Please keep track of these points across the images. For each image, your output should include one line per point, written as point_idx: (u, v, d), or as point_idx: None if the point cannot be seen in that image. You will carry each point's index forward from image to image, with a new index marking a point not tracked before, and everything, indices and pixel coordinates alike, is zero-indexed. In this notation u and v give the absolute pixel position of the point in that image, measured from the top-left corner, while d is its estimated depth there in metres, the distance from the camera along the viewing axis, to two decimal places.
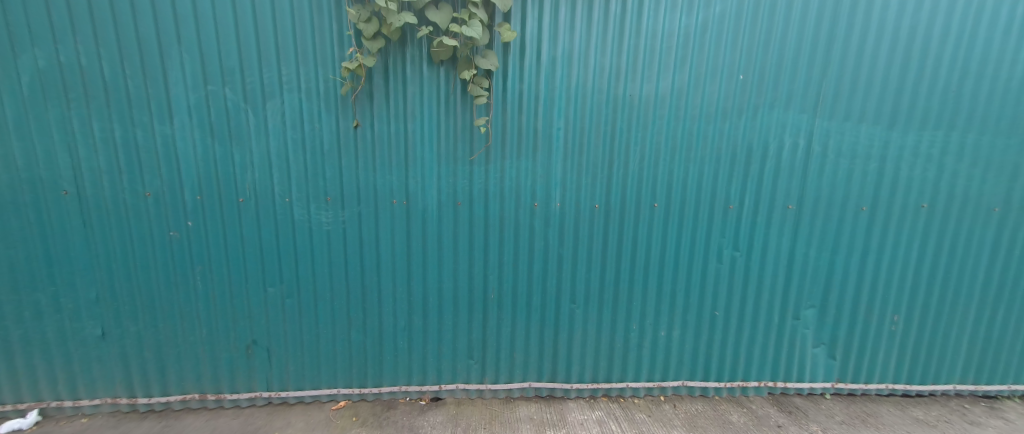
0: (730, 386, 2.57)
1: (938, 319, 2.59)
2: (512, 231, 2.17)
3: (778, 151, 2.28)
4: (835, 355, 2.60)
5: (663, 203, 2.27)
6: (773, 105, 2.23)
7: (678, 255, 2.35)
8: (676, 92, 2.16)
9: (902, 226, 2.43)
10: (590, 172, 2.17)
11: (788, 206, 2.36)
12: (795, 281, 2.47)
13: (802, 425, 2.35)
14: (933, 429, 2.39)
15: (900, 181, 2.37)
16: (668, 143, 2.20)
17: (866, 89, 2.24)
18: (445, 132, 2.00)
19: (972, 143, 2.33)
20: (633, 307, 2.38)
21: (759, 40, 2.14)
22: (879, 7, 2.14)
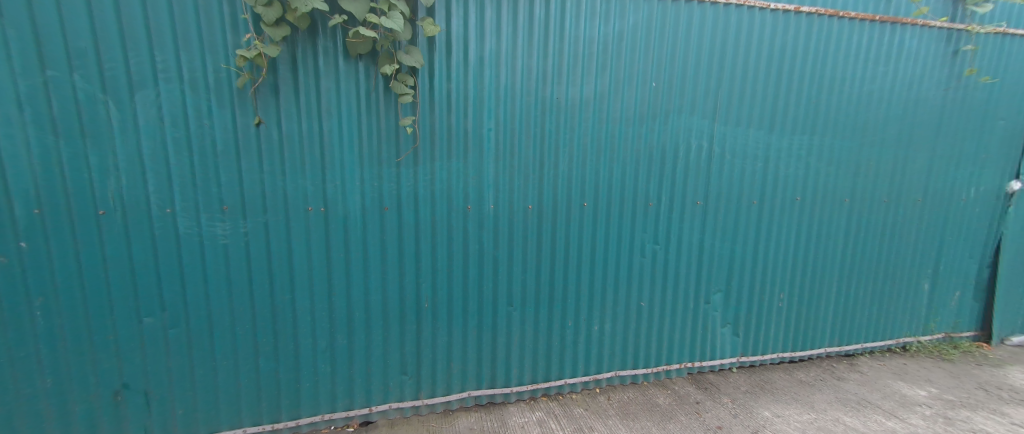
0: (656, 371, 2.74)
1: (812, 294, 3.04)
2: (443, 235, 2.08)
3: (687, 152, 2.50)
4: (739, 333, 2.92)
5: (592, 202, 2.35)
6: (681, 110, 2.43)
7: (607, 251, 2.45)
8: (598, 96, 2.25)
9: (784, 215, 2.82)
10: (522, 173, 2.17)
11: (696, 201, 2.60)
12: (705, 268, 2.73)
13: (715, 398, 2.58)
14: (814, 387, 2.79)
15: (781, 177, 2.74)
16: (593, 144, 2.29)
17: (754, 98, 2.57)
18: (366, 131, 1.85)
19: (828, 145, 2.80)
20: (567, 304, 2.43)
21: (666, 51, 2.34)
22: (757, 28, 2.48)
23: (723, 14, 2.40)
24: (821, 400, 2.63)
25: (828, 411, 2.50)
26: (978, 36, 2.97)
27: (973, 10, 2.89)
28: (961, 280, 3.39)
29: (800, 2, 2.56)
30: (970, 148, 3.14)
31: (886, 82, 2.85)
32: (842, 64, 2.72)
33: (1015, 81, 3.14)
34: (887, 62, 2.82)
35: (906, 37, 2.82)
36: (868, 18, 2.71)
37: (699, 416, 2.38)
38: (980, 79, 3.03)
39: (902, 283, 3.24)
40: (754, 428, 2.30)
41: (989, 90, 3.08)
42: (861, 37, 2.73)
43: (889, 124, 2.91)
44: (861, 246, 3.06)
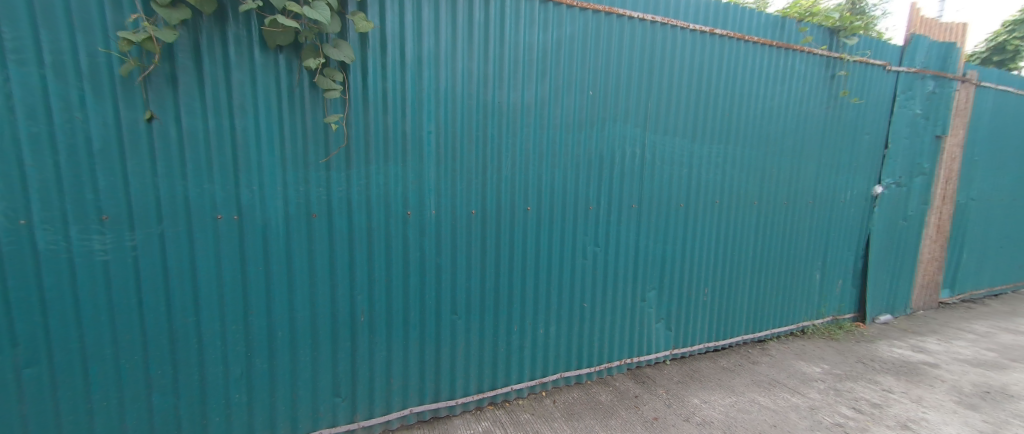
0: (598, 369, 2.82)
1: (731, 288, 3.34)
2: (380, 244, 1.95)
3: (622, 158, 2.62)
4: (671, 327, 3.10)
5: (534, 206, 2.35)
6: (616, 118, 2.54)
7: (550, 254, 2.47)
8: (539, 101, 2.27)
9: (706, 217, 3.07)
10: (464, 178, 2.11)
11: (632, 204, 2.73)
12: (641, 267, 2.87)
13: (652, 391, 2.72)
14: (734, 372, 3.05)
15: (703, 182, 2.99)
16: (535, 149, 2.30)
17: (678, 109, 2.77)
18: (289, 131, 1.67)
19: (739, 154, 3.11)
20: (512, 309, 2.40)
21: (600, 62, 2.44)
22: (679, 46, 2.70)
23: (650, 30, 2.57)
24: (740, 383, 2.88)
25: (746, 393, 2.75)
26: (850, 64, 3.51)
27: (847, 40, 3.40)
28: (845, 270, 3.95)
29: (714, 25, 2.83)
30: (847, 158, 3.68)
31: (784, 99, 3.24)
32: (750, 82, 3.05)
33: (877, 102, 3.74)
34: (784, 82, 3.21)
35: (798, 61, 3.24)
36: (768, 43, 3.07)
37: (637, 410, 2.48)
38: (852, 99, 3.56)
39: (800, 276, 3.69)
40: (685, 415, 2.45)
41: (859, 109, 3.64)
42: (763, 59, 3.08)
43: (787, 136, 3.31)
44: (769, 244, 3.44)
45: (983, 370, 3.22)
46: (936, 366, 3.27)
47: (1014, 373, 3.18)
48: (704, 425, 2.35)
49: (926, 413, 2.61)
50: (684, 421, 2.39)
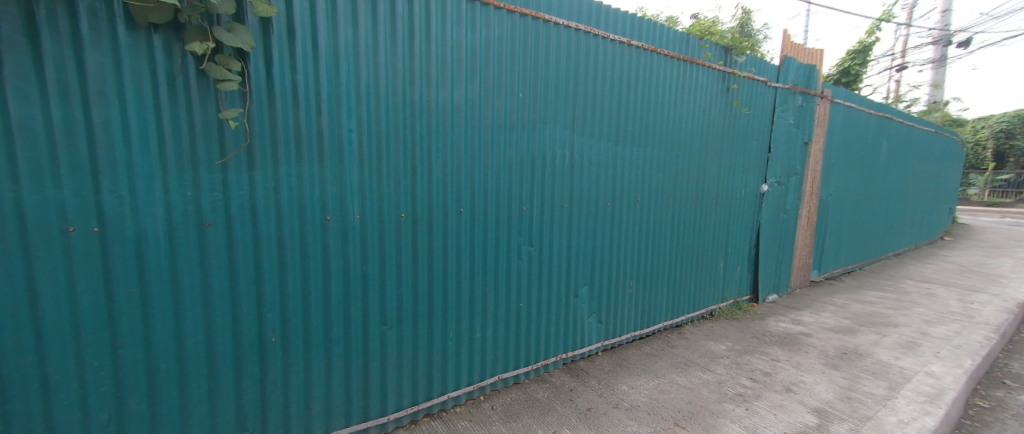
0: (535, 367, 2.84)
1: (652, 281, 3.60)
2: (294, 254, 1.74)
3: (553, 159, 2.67)
4: (602, 320, 3.24)
5: (467, 209, 2.29)
6: (546, 121, 2.59)
7: (486, 256, 2.43)
8: (469, 102, 2.22)
9: (629, 214, 3.27)
10: (391, 180, 1.98)
11: (563, 205, 2.80)
12: (574, 265, 2.96)
13: (586, 382, 2.81)
14: (657, 356, 3.28)
15: (626, 182, 3.17)
16: (466, 150, 2.24)
17: (601, 113, 2.91)
18: (171, 125, 1.42)
19: (656, 156, 3.37)
20: (447, 315, 2.32)
21: (529, 65, 2.46)
22: (600, 53, 2.84)
23: (574, 37, 2.67)
24: (661, 366, 3.11)
25: (666, 375, 2.97)
26: (741, 78, 4.00)
27: (738, 58, 3.87)
28: (743, 258, 4.49)
29: (631, 37, 3.04)
30: (742, 160, 4.19)
31: (692, 108, 3.58)
32: (662, 91, 3.31)
33: (763, 112, 4.31)
34: (691, 92, 3.55)
35: (701, 74, 3.61)
36: (677, 56, 3.38)
37: (571, 403, 2.54)
38: (743, 110, 4.06)
39: (708, 266, 4.11)
40: (614, 402, 2.57)
41: (749, 118, 4.16)
42: (673, 70, 3.38)
43: (694, 141, 3.66)
44: (682, 238, 3.77)
45: (843, 335, 3.87)
46: (811, 335, 3.85)
47: (864, 336, 3.87)
48: (631, 410, 2.49)
49: (803, 375, 3.05)
50: (614, 408, 2.50)
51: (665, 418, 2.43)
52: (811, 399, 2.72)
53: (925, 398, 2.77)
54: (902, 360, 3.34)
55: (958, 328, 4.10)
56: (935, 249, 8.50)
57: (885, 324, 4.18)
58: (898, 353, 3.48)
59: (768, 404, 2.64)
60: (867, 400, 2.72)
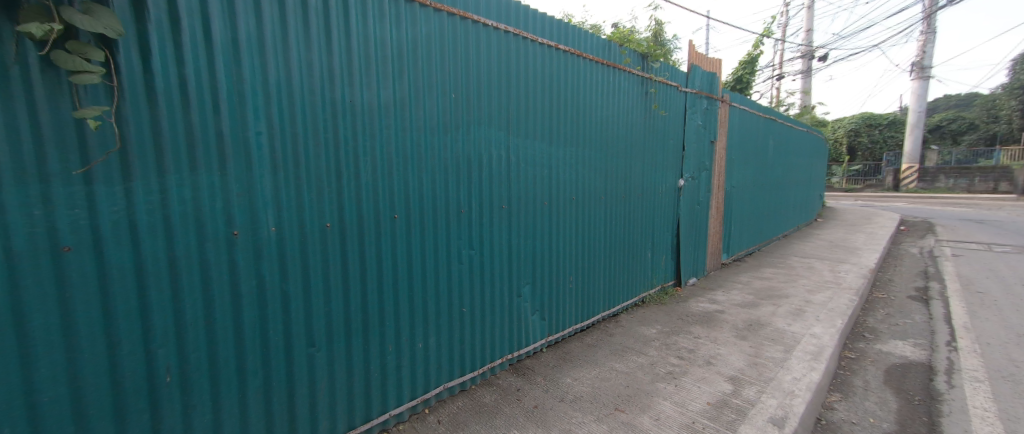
0: (481, 372, 2.78)
1: (589, 276, 3.73)
2: (192, 277, 1.49)
3: (489, 161, 2.63)
4: (545, 317, 3.28)
5: (401, 215, 2.16)
6: (480, 122, 2.54)
7: (423, 262, 2.31)
8: (399, 103, 2.09)
9: (566, 213, 3.35)
10: (313, 186, 1.79)
11: (502, 206, 2.77)
12: (515, 265, 2.95)
13: (532, 380, 2.81)
14: (597, 346, 3.40)
15: (560, 181, 3.24)
16: (397, 153, 2.11)
17: (534, 115, 2.94)
18: (5, 128, 1.13)
19: (588, 156, 3.50)
20: (385, 328, 2.17)
21: (460, 66, 2.40)
22: (529, 56, 2.87)
23: (504, 39, 2.67)
24: (601, 355, 3.23)
25: (605, 363, 3.08)
26: (657, 83, 4.32)
27: (653, 64, 4.18)
28: (666, 248, 4.85)
29: (558, 41, 3.12)
30: (662, 158, 4.53)
31: (617, 110, 3.79)
32: (590, 94, 3.45)
33: (677, 114, 4.70)
34: (615, 95, 3.75)
35: (624, 78, 3.84)
36: (601, 61, 3.55)
37: (519, 402, 2.53)
38: (661, 112, 4.40)
39: (638, 257, 4.37)
40: (559, 396, 2.61)
41: (666, 119, 4.51)
42: (599, 75, 3.54)
43: (621, 141, 3.88)
44: (614, 233, 3.97)
45: (747, 309, 4.35)
46: (725, 311, 4.27)
47: (764, 308, 4.38)
48: (576, 401, 2.54)
49: (719, 348, 3.36)
50: (559, 402, 2.54)
51: (607, 404, 2.51)
52: (726, 369, 3.01)
53: (810, 355, 3.22)
54: (793, 326, 3.84)
55: (831, 293, 4.85)
56: (812, 228, 10.00)
57: (778, 296, 4.79)
58: (789, 320, 4.00)
59: (693, 378, 2.87)
60: (769, 363, 3.09)
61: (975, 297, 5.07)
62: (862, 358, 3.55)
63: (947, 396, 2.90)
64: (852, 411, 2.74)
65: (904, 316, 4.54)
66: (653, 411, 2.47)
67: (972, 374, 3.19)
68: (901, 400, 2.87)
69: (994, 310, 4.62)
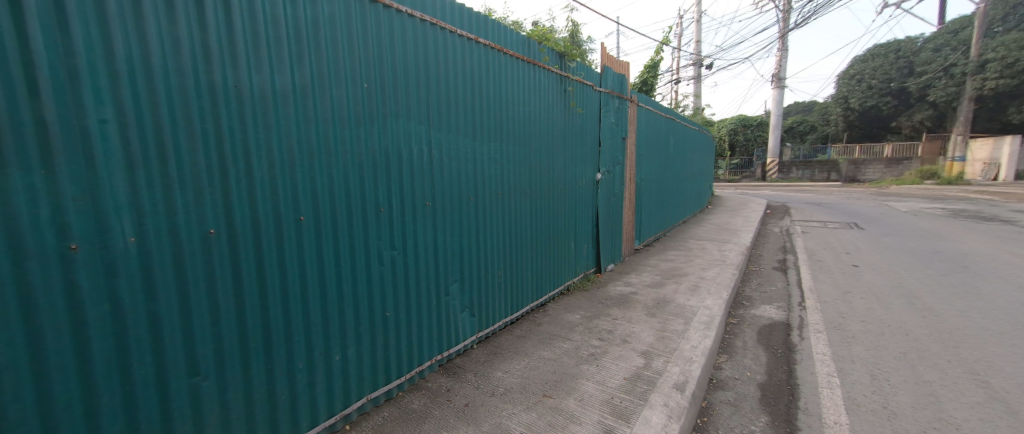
0: (409, 377, 2.62)
1: (517, 269, 3.76)
2: (6, 306, 1.16)
3: (410, 156, 2.47)
4: (474, 313, 3.22)
5: (309, 217, 1.93)
6: (398, 115, 2.38)
7: (337, 267, 2.09)
8: (299, 90, 1.85)
9: (492, 208, 3.32)
10: (188, 186, 1.50)
11: (425, 203, 2.64)
12: (442, 263, 2.84)
13: (462, 379, 2.74)
14: (526, 337, 3.45)
15: (485, 176, 3.20)
16: (301, 148, 1.87)
17: (456, 109, 2.84)
18: None
19: (512, 150, 3.50)
20: (292, 344, 1.92)
21: (372, 53, 2.21)
22: (448, 48, 2.75)
23: (421, 28, 2.52)
24: (530, 345, 3.28)
25: (534, 352, 3.14)
26: (575, 82, 4.49)
27: (569, 63, 4.33)
28: (587, 237, 5.09)
29: (477, 34, 3.05)
30: (581, 153, 4.73)
31: (538, 106, 3.85)
32: (512, 90, 3.45)
33: (593, 111, 4.95)
34: (536, 92, 3.80)
35: (543, 75, 3.91)
36: (521, 57, 3.56)
37: (449, 403, 2.45)
38: (578, 110, 4.59)
39: (562, 248, 4.54)
40: (489, 391, 2.58)
41: (583, 116, 4.72)
42: (519, 71, 3.56)
43: (543, 137, 3.95)
44: (540, 227, 4.06)
45: (655, 288, 4.77)
46: (637, 293, 4.64)
47: (669, 286, 4.85)
48: (506, 394, 2.54)
49: (633, 327, 3.63)
50: (490, 397, 2.51)
51: (535, 393, 2.55)
52: (638, 344, 3.27)
53: (702, 325, 3.64)
54: (691, 300, 4.31)
55: (719, 269, 5.56)
56: (703, 214, 11.40)
57: (679, 275, 5.34)
58: (689, 295, 4.48)
59: (612, 357, 3.05)
60: (672, 335, 3.42)
61: (817, 264, 6.24)
62: (741, 323, 4.11)
63: (801, 347, 3.50)
64: (735, 369, 3.16)
65: (771, 284, 5.39)
66: (577, 392, 2.57)
67: (816, 327, 3.90)
68: (770, 354, 3.40)
69: (829, 273, 5.73)
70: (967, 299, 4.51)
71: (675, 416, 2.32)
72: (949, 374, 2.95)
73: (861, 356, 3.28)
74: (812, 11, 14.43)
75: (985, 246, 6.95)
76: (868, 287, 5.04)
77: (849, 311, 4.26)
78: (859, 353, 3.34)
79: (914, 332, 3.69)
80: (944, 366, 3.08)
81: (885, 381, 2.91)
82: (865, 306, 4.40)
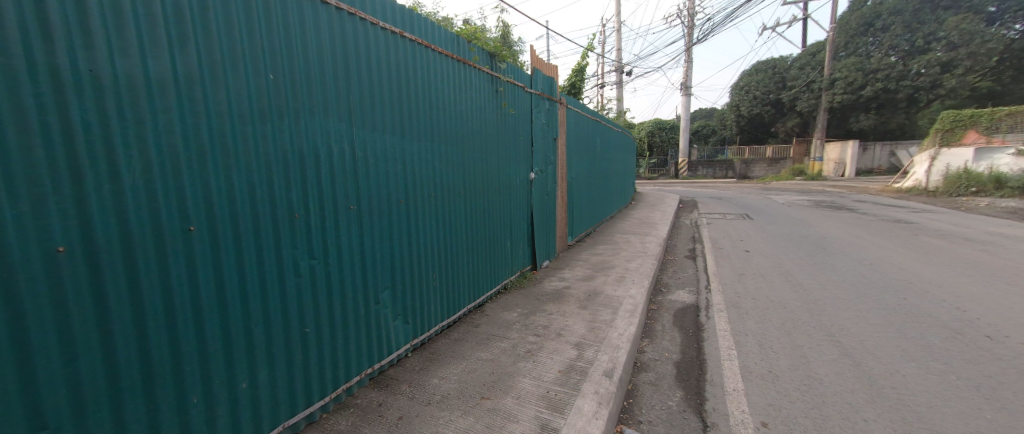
0: (336, 395, 2.38)
1: (453, 272, 3.64)
2: None
3: (329, 156, 2.24)
4: (408, 320, 3.03)
5: (202, 227, 1.64)
6: (313, 110, 2.14)
7: (240, 282, 1.81)
8: (184, 79, 1.57)
9: (424, 210, 3.17)
10: (21, 194, 1.18)
11: (349, 206, 2.41)
12: (370, 271, 2.62)
13: (395, 391, 2.56)
14: (463, 340, 3.35)
15: (416, 177, 3.03)
16: (187, 146, 1.58)
17: (380, 106, 2.64)
18: None
19: (443, 150, 3.37)
20: (182, 376, 1.62)
21: (279, 41, 1.96)
22: (371, 42, 2.55)
23: (337, 16, 2.29)
24: (467, 348, 3.19)
25: (471, 355, 3.06)
26: (505, 82, 4.47)
27: (500, 64, 4.31)
28: (522, 236, 5.12)
29: (402, 28, 2.86)
30: (514, 153, 4.75)
31: (469, 105, 3.76)
32: (442, 88, 3.32)
33: (524, 112, 4.99)
34: (467, 91, 3.71)
35: (473, 75, 3.83)
36: (450, 55, 3.44)
37: (381, 418, 2.26)
38: (510, 110, 4.59)
39: (498, 248, 4.51)
40: (425, 400, 2.45)
41: (515, 117, 4.73)
42: (449, 69, 3.43)
43: (475, 136, 3.88)
44: (475, 228, 3.98)
45: (587, 282, 4.96)
46: (571, 287, 4.78)
47: (598, 278, 5.08)
48: (443, 401, 2.43)
49: (567, 321, 3.72)
50: (425, 406, 2.38)
51: (473, 396, 2.48)
52: (572, 337, 3.35)
53: (628, 312, 3.86)
54: (618, 291, 4.55)
55: (642, 260, 5.95)
56: (626, 209, 12.21)
57: (608, 267, 5.62)
58: (616, 286, 4.72)
59: (548, 352, 3.08)
60: (602, 325, 3.57)
61: (719, 251, 7.00)
62: (660, 308, 4.43)
63: (708, 326, 3.87)
64: (656, 351, 3.39)
65: (684, 271, 5.91)
66: (514, 390, 2.55)
67: (718, 307, 4.35)
68: (683, 334, 3.71)
69: (728, 258, 6.45)
70: (829, 274, 5.38)
71: (604, 402, 2.41)
72: (815, 338, 3.48)
73: (752, 329, 3.72)
74: (711, 29, 16.25)
75: (839, 230, 8.39)
76: (758, 268, 5.77)
77: (744, 291, 4.82)
78: (751, 326, 3.79)
79: (790, 305, 4.29)
80: (811, 331, 3.62)
81: (769, 348, 3.33)
82: (756, 285, 5.02)
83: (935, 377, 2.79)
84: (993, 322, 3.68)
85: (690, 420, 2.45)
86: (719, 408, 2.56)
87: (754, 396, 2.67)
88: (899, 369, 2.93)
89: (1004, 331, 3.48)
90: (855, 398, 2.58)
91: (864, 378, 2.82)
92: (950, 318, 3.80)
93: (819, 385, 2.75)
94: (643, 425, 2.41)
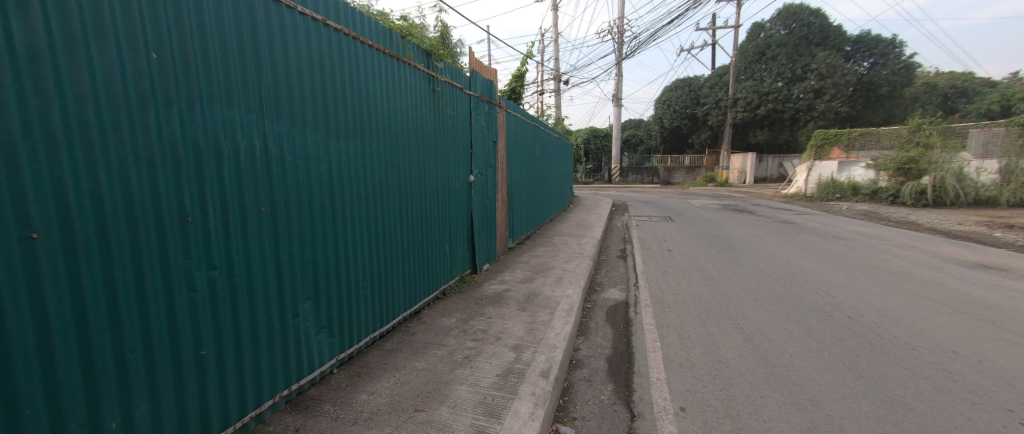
0: (243, 423, 2.05)
1: (386, 279, 3.39)
2: None
3: (233, 152, 1.93)
4: (334, 333, 2.73)
5: (52, 233, 1.28)
6: (213, 99, 1.83)
7: (112, 300, 1.45)
8: (26, 49, 1.22)
9: (353, 213, 2.90)
10: None
11: (260, 209, 2.11)
12: (286, 281, 2.31)
13: (316, 412, 2.27)
14: (396, 351, 3.11)
15: (343, 177, 2.77)
16: (27, 131, 1.22)
17: (300, 98, 2.35)
18: None
19: (374, 150, 3.12)
20: (17, 423, 1.25)
21: (166, 14, 1.63)
22: (289, 28, 2.26)
23: None
24: (401, 359, 2.98)
25: (405, 365, 2.86)
26: (443, 83, 4.31)
27: (437, 63, 4.14)
28: (461, 239, 4.96)
29: (328, 15, 2.59)
30: (452, 155, 4.59)
31: (404, 104, 3.55)
32: (373, 84, 3.08)
33: (462, 113, 4.86)
34: (401, 88, 3.49)
35: (408, 73, 3.60)
36: (383, 50, 3.20)
37: None
38: (447, 111, 4.43)
39: (436, 252, 4.31)
40: (351, 419, 2.20)
41: (453, 118, 4.59)
42: (381, 64, 3.19)
43: (410, 136, 3.68)
44: (410, 232, 3.76)
45: (524, 283, 4.96)
46: (510, 289, 4.74)
47: (536, 280, 5.10)
48: (371, 418, 2.21)
49: (506, 324, 3.65)
50: (351, 425, 2.15)
51: (405, 409, 2.30)
52: (510, 340, 3.30)
53: (564, 312, 3.92)
54: (555, 291, 4.61)
55: (577, 261, 6.12)
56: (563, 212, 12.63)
57: (545, 269, 5.69)
58: (553, 287, 4.78)
59: (486, 357, 2.99)
60: (539, 326, 3.57)
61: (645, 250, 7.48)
62: (595, 306, 4.57)
63: (637, 321, 4.06)
64: (591, 348, 3.46)
65: (615, 270, 6.20)
66: (450, 399, 2.41)
67: (645, 303, 4.60)
68: (614, 330, 3.85)
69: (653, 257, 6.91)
70: (735, 268, 5.99)
71: (541, 402, 2.38)
72: (724, 326, 3.80)
73: (673, 322, 3.98)
74: (637, 46, 17.47)
75: (743, 230, 9.44)
76: (678, 265, 6.24)
77: (667, 287, 5.16)
78: (672, 319, 4.05)
79: (705, 297, 4.67)
80: (721, 321, 3.95)
81: (687, 338, 3.57)
82: (677, 281, 5.41)
83: (813, 354, 3.19)
84: (853, 305, 4.33)
85: (619, 413, 2.50)
86: (645, 397, 2.66)
87: (674, 384, 2.81)
88: (787, 349, 3.30)
89: (861, 311, 4.11)
90: (754, 378, 2.84)
91: (762, 360, 3.12)
92: (823, 303, 4.40)
93: (726, 368, 2.99)
94: (577, 422, 2.41)
